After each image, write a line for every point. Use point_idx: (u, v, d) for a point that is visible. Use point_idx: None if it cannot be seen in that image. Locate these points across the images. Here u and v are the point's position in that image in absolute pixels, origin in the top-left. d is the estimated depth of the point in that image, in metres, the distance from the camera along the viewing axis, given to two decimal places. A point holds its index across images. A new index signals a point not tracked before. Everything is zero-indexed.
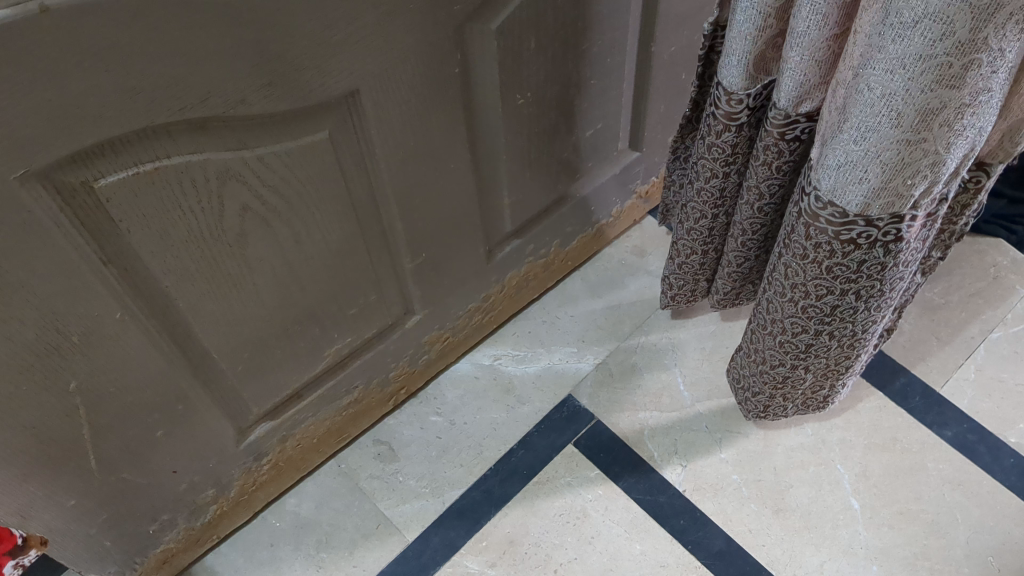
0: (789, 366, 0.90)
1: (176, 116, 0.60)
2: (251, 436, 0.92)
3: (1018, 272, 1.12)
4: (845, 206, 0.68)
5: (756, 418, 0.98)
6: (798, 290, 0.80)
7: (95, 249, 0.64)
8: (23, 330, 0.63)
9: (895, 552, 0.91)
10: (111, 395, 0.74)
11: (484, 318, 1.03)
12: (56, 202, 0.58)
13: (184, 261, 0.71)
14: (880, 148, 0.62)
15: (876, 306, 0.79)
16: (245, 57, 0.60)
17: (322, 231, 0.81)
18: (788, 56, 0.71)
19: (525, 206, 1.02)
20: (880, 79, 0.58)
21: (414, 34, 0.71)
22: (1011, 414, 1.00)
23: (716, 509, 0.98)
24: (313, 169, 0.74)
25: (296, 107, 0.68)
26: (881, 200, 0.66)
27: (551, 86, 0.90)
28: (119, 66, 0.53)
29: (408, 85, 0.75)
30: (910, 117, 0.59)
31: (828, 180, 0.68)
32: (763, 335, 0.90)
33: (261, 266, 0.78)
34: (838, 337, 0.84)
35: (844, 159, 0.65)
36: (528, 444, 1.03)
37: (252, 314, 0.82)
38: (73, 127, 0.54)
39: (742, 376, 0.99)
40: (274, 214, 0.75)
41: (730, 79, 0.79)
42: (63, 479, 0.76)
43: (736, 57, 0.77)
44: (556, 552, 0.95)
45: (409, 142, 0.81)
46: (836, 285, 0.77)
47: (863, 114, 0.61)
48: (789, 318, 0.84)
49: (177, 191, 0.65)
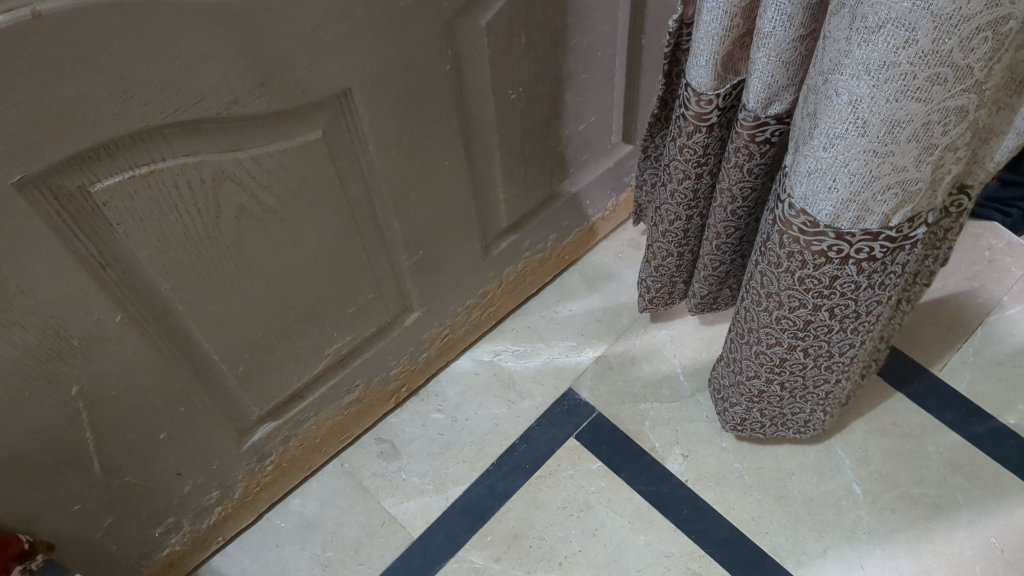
0: (764, 378, 0.81)
1: (156, 117, 0.51)
2: (253, 437, 0.85)
3: (1013, 255, 1.11)
4: (816, 215, 0.59)
5: (733, 429, 0.93)
6: (772, 300, 0.70)
7: (93, 252, 0.55)
8: (24, 335, 0.55)
9: (898, 536, 0.90)
10: (118, 404, 0.66)
11: (480, 314, 1.06)
12: (49, 210, 0.50)
13: (178, 287, 0.63)
14: (847, 157, 0.53)
15: (851, 327, 0.70)
16: (238, 54, 0.52)
17: (316, 236, 0.71)
18: (754, 56, 0.61)
19: (522, 201, 0.95)
20: (846, 84, 0.50)
21: (413, 38, 0.64)
22: (1010, 396, 0.99)
23: (719, 499, 0.95)
24: (309, 171, 0.65)
25: (293, 104, 0.59)
26: (851, 211, 0.57)
27: (542, 78, 0.81)
28: (103, 72, 0.46)
29: (399, 83, 0.66)
30: (876, 127, 0.51)
31: (799, 187, 0.59)
32: (740, 344, 0.80)
33: (277, 266, 0.70)
34: (812, 355, 0.75)
35: (814, 166, 0.56)
36: (531, 439, 1.01)
37: (248, 322, 0.72)
38: (72, 129, 0.47)
39: (721, 387, 0.93)
40: (267, 219, 0.65)
41: (697, 80, 0.68)
42: (64, 486, 0.67)
43: (703, 58, 0.65)
44: (561, 544, 0.92)
45: (394, 144, 0.70)
46: (808, 298, 0.67)
47: (830, 121, 0.52)
48: (763, 330, 0.74)
49: (173, 194, 0.56)
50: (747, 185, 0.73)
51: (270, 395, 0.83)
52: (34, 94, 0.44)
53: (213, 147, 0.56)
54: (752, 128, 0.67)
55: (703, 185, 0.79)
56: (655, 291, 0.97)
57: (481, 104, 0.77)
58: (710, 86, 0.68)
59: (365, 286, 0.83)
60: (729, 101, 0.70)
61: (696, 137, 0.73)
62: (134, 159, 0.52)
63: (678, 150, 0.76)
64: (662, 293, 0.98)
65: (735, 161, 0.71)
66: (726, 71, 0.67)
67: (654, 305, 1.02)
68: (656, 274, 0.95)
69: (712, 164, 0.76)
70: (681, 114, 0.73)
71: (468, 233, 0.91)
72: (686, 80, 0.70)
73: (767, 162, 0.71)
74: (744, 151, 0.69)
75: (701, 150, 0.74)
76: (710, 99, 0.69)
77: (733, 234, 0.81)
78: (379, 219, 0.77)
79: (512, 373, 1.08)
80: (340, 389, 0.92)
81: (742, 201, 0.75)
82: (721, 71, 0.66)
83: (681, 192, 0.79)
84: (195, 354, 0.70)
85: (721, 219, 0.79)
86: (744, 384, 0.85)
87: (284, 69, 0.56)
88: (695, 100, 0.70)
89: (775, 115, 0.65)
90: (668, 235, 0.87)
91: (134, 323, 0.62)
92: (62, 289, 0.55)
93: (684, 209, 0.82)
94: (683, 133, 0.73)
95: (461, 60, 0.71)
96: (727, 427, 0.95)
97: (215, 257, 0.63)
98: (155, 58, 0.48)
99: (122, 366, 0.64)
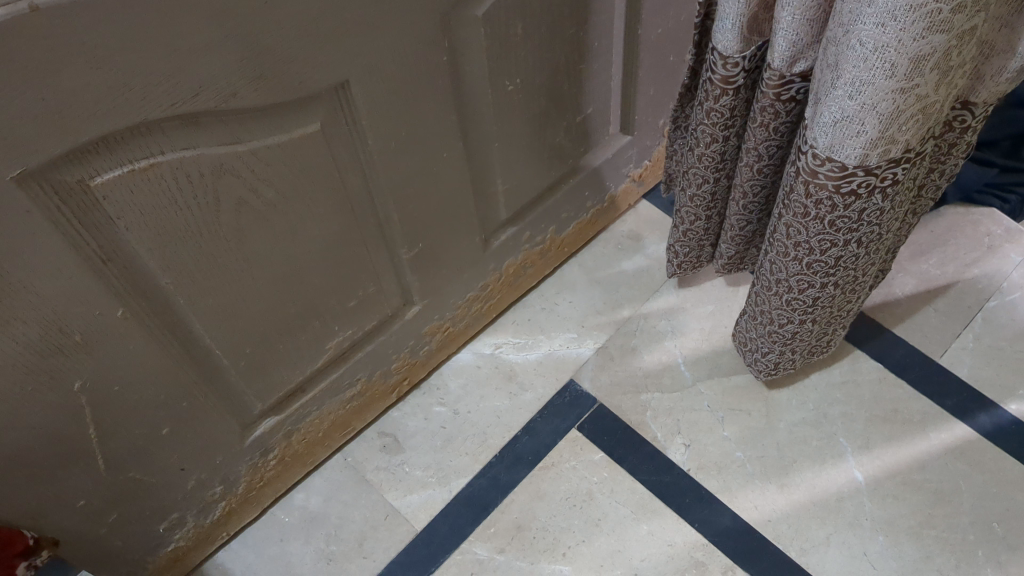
0: (796, 322, 0.82)
1: (161, 108, 0.51)
2: (257, 431, 0.85)
3: (1013, 241, 1.11)
4: (844, 160, 0.60)
5: (768, 376, 0.94)
6: (801, 248, 0.71)
7: (95, 247, 0.55)
8: (26, 331, 0.55)
9: (900, 522, 0.90)
10: (120, 399, 0.66)
11: (481, 306, 1.06)
12: (50, 204, 0.50)
13: (191, 269, 0.63)
14: (876, 101, 0.55)
15: (875, 250, 0.71)
16: (236, 48, 0.52)
17: (325, 217, 0.71)
18: (778, 15, 0.62)
19: (521, 192, 0.95)
20: (869, 33, 0.51)
21: (411, 29, 0.64)
22: (1011, 381, 1.00)
23: (721, 487, 0.95)
24: (312, 157, 0.65)
25: (291, 97, 0.59)
26: (879, 148, 0.58)
27: (541, 69, 0.81)
28: (101, 66, 0.46)
29: (399, 73, 0.66)
30: (903, 66, 0.52)
31: (824, 136, 0.60)
32: (768, 296, 0.81)
33: (285, 251, 0.70)
34: (841, 288, 0.75)
35: (839, 115, 0.57)
36: (532, 430, 1.01)
37: (257, 307, 0.72)
38: (68, 125, 0.47)
39: (747, 337, 0.94)
40: (275, 202, 0.65)
41: (723, 43, 0.67)
42: (69, 481, 0.67)
43: (730, 20, 0.65)
44: (564, 535, 0.93)
45: (399, 131, 0.71)
46: (839, 238, 0.68)
47: (855, 69, 0.54)
48: (794, 277, 0.74)
49: (172, 188, 0.56)
50: (773, 143, 0.73)
51: (272, 388, 0.83)
52: (35, 87, 0.44)
53: (213, 140, 0.57)
54: (777, 87, 0.67)
55: (729, 146, 0.79)
56: (684, 256, 0.98)
57: (481, 94, 0.77)
58: (736, 48, 0.67)
59: (367, 277, 0.83)
60: (754, 62, 0.69)
61: (722, 100, 0.73)
62: (133, 153, 0.52)
63: (704, 114, 0.76)
64: (690, 258, 0.99)
65: (761, 121, 0.71)
66: (751, 33, 0.67)
67: (681, 271, 1.02)
68: (684, 239, 0.95)
69: (738, 125, 0.76)
70: (706, 78, 0.73)
71: (469, 225, 0.91)
72: (711, 44, 0.70)
73: (792, 120, 0.71)
74: (769, 110, 0.69)
75: (728, 113, 0.74)
76: (736, 61, 0.68)
77: (759, 194, 0.82)
78: (383, 207, 0.77)
79: (513, 365, 1.08)
80: (343, 382, 0.92)
81: (768, 159, 0.76)
82: (747, 33, 0.66)
83: (709, 155, 0.79)
84: (197, 348, 0.70)
85: (747, 179, 0.79)
86: (773, 332, 0.85)
87: (281, 60, 0.56)
88: (722, 64, 0.69)
89: (801, 73, 0.65)
90: (695, 200, 0.87)
91: (136, 316, 0.62)
92: (63, 284, 0.55)
93: (711, 172, 0.82)
94: (709, 97, 0.73)
95: (459, 51, 0.71)
96: (761, 375, 0.96)
97: (217, 247, 0.63)
98: (152, 50, 0.48)
99: (126, 361, 0.64)
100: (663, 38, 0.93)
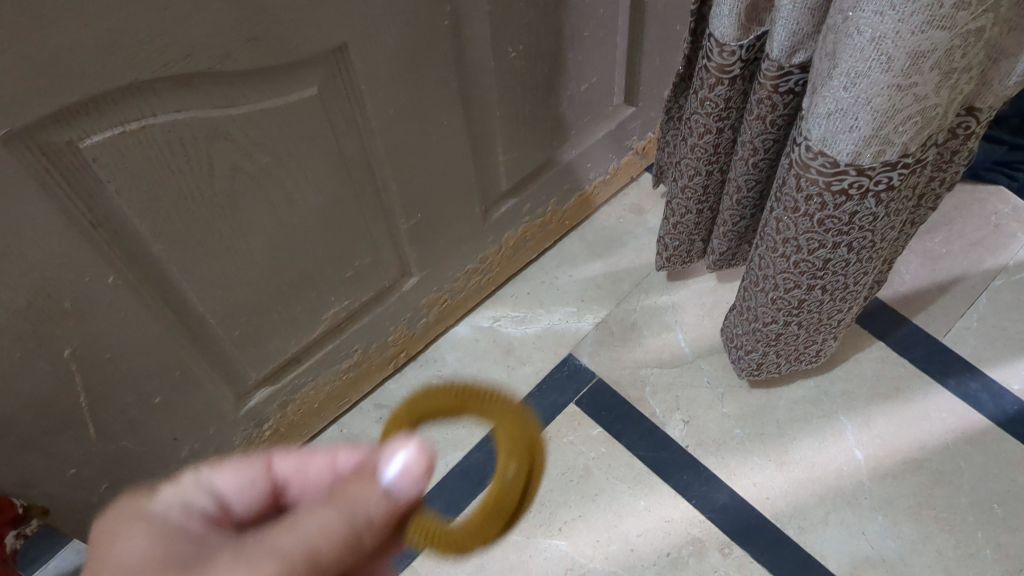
0: (782, 323, 0.81)
1: (155, 66, 0.49)
2: (251, 402, 0.84)
3: (1019, 220, 1.10)
4: (835, 155, 0.59)
5: (750, 376, 0.93)
6: (789, 245, 0.69)
7: (83, 212, 0.54)
8: (14, 296, 0.54)
9: (898, 501, 0.89)
10: (110, 367, 0.65)
11: (480, 278, 1.05)
12: (36, 168, 0.49)
13: (179, 241, 0.62)
14: (870, 95, 0.53)
15: (867, 257, 0.69)
16: (230, 7, 0.51)
17: (316, 190, 0.70)
18: (779, 3, 0.60)
19: (521, 164, 0.94)
20: (868, 21, 0.50)
21: None
22: (1014, 361, 0.98)
23: (719, 464, 0.94)
24: (303, 129, 0.63)
25: (286, 61, 0.57)
26: (873, 147, 0.57)
27: (544, 37, 0.79)
28: (90, 22, 0.45)
29: (398, 37, 0.64)
30: (900, 61, 0.51)
31: (817, 128, 0.59)
32: (756, 292, 0.80)
33: (272, 229, 0.69)
34: (829, 292, 0.74)
35: (833, 106, 0.56)
36: (531, 405, 1.01)
37: (247, 282, 0.71)
38: (57, 83, 0.46)
39: (734, 334, 0.93)
40: (265, 173, 0.64)
41: (720, 30, 0.65)
42: (60, 449, 0.66)
43: (727, 7, 0.63)
44: (560, 509, 0.92)
45: (399, 96, 0.69)
46: (827, 239, 0.66)
47: (851, 59, 0.52)
48: (781, 275, 0.73)
49: (165, 151, 0.55)
50: (769, 138, 0.72)
51: (266, 358, 0.82)
52: (20, 43, 0.43)
53: (206, 104, 0.55)
54: (775, 79, 0.65)
55: (724, 138, 0.77)
56: (674, 250, 0.97)
57: (482, 62, 0.75)
58: (733, 36, 0.65)
59: (361, 251, 0.82)
60: (752, 53, 0.67)
61: (717, 90, 0.71)
62: (125, 114, 0.51)
63: (700, 103, 0.74)
64: (680, 252, 0.98)
65: (758, 113, 0.69)
66: (750, 21, 0.65)
67: (670, 265, 1.01)
68: (675, 232, 0.93)
69: (733, 118, 0.75)
70: (704, 65, 0.71)
71: (469, 197, 0.90)
72: (709, 30, 0.68)
73: (790, 113, 0.69)
74: (766, 103, 0.67)
75: (723, 104, 0.72)
76: (733, 50, 0.66)
77: (754, 189, 0.80)
78: (379, 177, 0.76)
79: (511, 339, 1.07)
80: (340, 353, 0.91)
81: (764, 153, 0.74)
82: (745, 21, 0.64)
83: (703, 145, 0.78)
84: (190, 318, 0.69)
85: (742, 174, 0.77)
86: (759, 332, 0.85)
87: (277, 23, 0.54)
88: (718, 51, 0.67)
89: (800, 65, 0.64)
90: (688, 192, 0.86)
91: (127, 283, 0.61)
92: (52, 248, 0.54)
93: (705, 164, 0.80)
94: (705, 85, 0.72)
95: (462, 17, 0.69)
96: (743, 372, 0.95)
97: (206, 219, 0.62)
98: (143, 7, 0.46)
99: (118, 328, 0.63)
100: (670, 8, 0.91)
